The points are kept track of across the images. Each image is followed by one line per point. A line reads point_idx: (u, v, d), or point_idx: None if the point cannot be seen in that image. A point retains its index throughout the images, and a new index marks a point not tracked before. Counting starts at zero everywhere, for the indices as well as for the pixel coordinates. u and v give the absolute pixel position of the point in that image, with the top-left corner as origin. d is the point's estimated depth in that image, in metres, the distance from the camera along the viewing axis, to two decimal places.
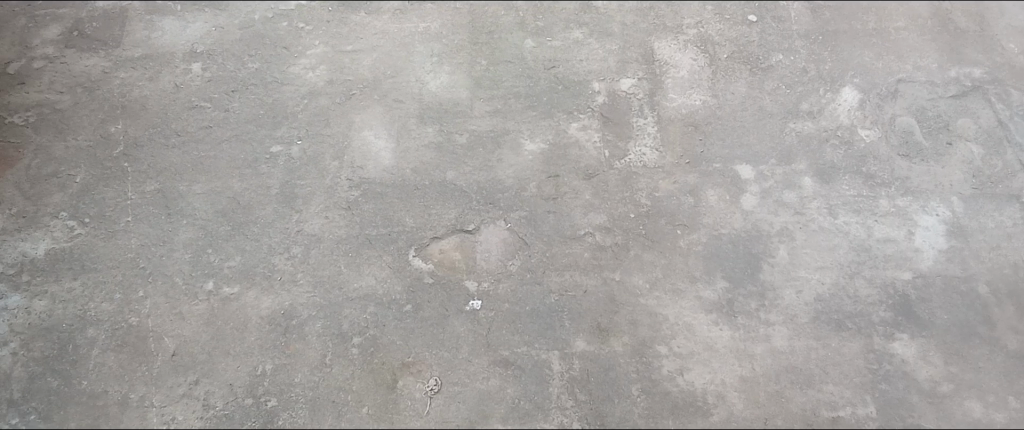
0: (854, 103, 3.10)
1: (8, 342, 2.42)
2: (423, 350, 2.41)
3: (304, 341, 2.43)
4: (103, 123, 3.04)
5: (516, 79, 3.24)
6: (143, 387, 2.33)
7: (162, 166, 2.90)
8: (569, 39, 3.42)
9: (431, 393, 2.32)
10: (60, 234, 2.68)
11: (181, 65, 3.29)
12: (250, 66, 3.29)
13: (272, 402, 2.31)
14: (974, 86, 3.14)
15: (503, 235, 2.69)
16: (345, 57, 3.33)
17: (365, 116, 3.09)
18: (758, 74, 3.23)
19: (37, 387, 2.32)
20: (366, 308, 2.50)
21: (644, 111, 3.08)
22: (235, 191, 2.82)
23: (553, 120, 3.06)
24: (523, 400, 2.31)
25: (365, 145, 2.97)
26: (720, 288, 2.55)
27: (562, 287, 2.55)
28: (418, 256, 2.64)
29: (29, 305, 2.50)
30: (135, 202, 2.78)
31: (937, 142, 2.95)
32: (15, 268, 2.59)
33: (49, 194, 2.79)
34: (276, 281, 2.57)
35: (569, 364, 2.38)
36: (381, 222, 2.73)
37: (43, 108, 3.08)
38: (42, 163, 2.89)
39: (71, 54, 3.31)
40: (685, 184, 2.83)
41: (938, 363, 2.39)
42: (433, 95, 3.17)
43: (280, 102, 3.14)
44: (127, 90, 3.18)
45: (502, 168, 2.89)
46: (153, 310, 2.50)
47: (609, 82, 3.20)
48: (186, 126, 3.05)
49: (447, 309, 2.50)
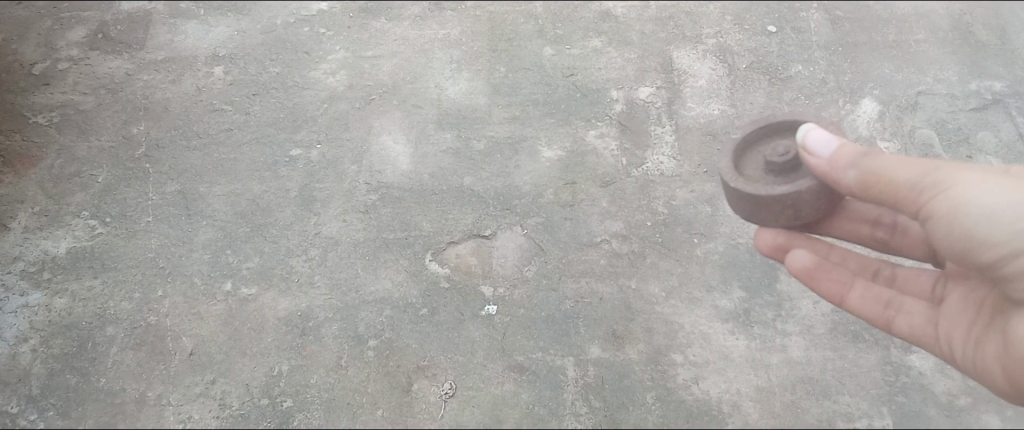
0: (873, 115, 3.09)
1: (29, 339, 2.44)
2: (439, 354, 2.41)
3: (321, 343, 2.44)
4: (125, 125, 3.08)
5: (535, 86, 3.25)
6: (160, 385, 2.34)
7: (183, 168, 2.93)
8: (588, 47, 3.43)
9: (445, 397, 2.32)
10: (81, 233, 2.71)
11: (203, 68, 3.32)
12: (271, 70, 3.32)
13: (287, 403, 2.31)
14: (994, 100, 3.13)
15: (520, 241, 2.70)
16: (365, 63, 3.36)
17: (384, 121, 3.11)
18: (777, 85, 3.23)
19: (56, 384, 2.34)
20: (382, 311, 2.51)
21: (661, 119, 3.09)
22: (254, 193, 2.85)
23: (571, 128, 3.07)
24: (537, 405, 2.30)
25: (383, 149, 2.99)
26: (736, 297, 2.54)
27: (578, 293, 2.55)
28: (434, 261, 2.64)
29: (50, 303, 2.53)
30: (156, 203, 2.82)
31: (956, 155, 2.94)
32: (37, 266, 2.62)
33: (72, 193, 2.83)
34: (293, 283, 2.58)
35: (584, 371, 2.37)
36: (399, 226, 2.74)
37: (67, 109, 3.13)
38: (65, 163, 2.93)
39: (94, 56, 3.36)
40: (702, 193, 2.83)
41: (956, 376, 2.36)
42: (452, 101, 3.19)
43: (300, 106, 3.17)
44: (149, 92, 3.22)
45: (520, 175, 2.90)
46: (171, 310, 2.52)
47: (627, 91, 3.21)
48: (207, 128, 3.08)
49: (462, 314, 2.50)
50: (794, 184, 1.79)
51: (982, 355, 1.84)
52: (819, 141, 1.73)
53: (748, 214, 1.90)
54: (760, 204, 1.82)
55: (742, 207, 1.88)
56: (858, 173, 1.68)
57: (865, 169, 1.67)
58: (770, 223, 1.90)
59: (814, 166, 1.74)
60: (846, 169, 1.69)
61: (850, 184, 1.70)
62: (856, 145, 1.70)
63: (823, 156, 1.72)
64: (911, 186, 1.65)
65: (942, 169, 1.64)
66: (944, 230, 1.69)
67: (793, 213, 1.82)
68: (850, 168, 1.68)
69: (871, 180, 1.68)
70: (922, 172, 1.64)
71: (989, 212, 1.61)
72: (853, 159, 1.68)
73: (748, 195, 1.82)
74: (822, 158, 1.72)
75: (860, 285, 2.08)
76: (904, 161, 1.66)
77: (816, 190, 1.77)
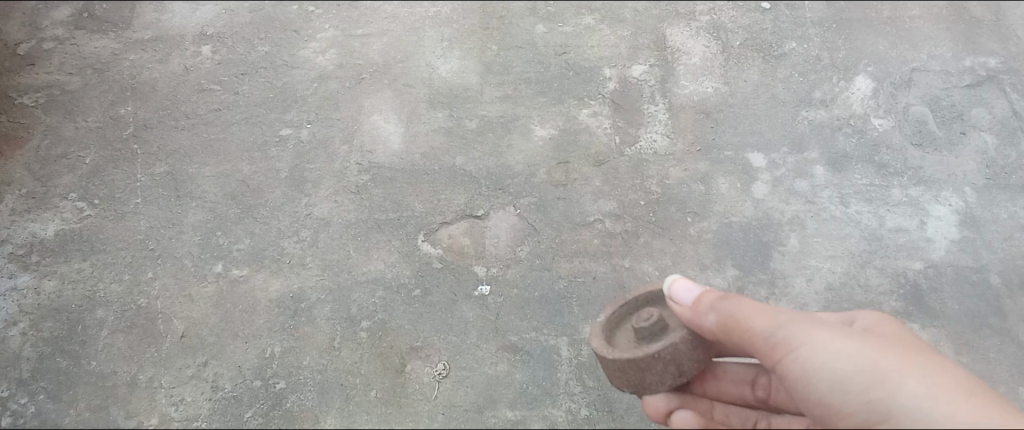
0: (867, 92, 3.08)
1: (18, 322, 2.42)
2: (432, 336, 2.40)
3: (313, 324, 2.42)
4: (113, 105, 3.04)
5: (527, 64, 3.23)
6: (152, 368, 2.32)
7: (171, 149, 2.90)
8: (581, 25, 3.40)
9: (439, 378, 2.31)
10: (69, 215, 2.68)
11: (191, 48, 3.28)
12: (260, 49, 3.28)
13: (280, 385, 2.29)
14: (989, 76, 3.11)
15: (512, 221, 2.68)
16: (355, 42, 3.32)
17: (375, 100, 3.08)
18: (770, 62, 3.21)
19: (46, 367, 2.32)
20: (375, 291, 2.50)
21: (655, 97, 3.06)
22: (244, 174, 2.82)
23: (564, 106, 3.05)
24: (531, 385, 2.29)
25: (374, 129, 2.97)
26: (730, 275, 2.53)
27: (572, 273, 2.54)
28: (427, 241, 2.63)
29: (38, 286, 2.50)
30: (144, 184, 2.79)
31: (950, 131, 2.93)
32: (25, 249, 2.59)
33: (59, 175, 2.79)
34: (285, 264, 2.57)
35: (578, 351, 2.36)
36: (390, 207, 2.72)
37: (53, 89, 3.08)
38: (52, 144, 2.89)
39: (80, 36, 3.31)
40: (695, 172, 2.82)
41: (949, 353, 2.35)
42: (444, 80, 3.16)
43: (290, 86, 3.13)
44: (136, 72, 3.17)
45: (512, 154, 2.88)
46: (162, 292, 2.50)
47: (620, 69, 3.18)
48: (195, 108, 3.04)
49: (456, 294, 2.49)
50: (669, 337, 1.79)
51: None
52: (683, 289, 1.79)
53: (631, 382, 1.85)
54: (638, 363, 1.78)
55: (626, 377, 1.85)
56: (716, 319, 1.69)
57: (721, 315, 1.68)
58: (656, 387, 1.85)
59: (680, 313, 1.78)
60: (706, 314, 1.70)
61: (711, 329, 1.71)
62: (715, 291, 1.74)
63: (688, 305, 1.76)
64: (765, 334, 1.65)
65: (790, 323, 1.64)
66: (797, 389, 1.65)
67: (676, 370, 1.79)
68: (709, 312, 1.70)
69: (726, 326, 1.68)
70: (770, 324, 1.65)
71: (829, 363, 1.57)
72: (711, 303, 1.70)
73: (628, 359, 1.79)
74: (686, 304, 1.76)
75: None
76: (755, 306, 1.68)
77: (691, 339, 1.77)
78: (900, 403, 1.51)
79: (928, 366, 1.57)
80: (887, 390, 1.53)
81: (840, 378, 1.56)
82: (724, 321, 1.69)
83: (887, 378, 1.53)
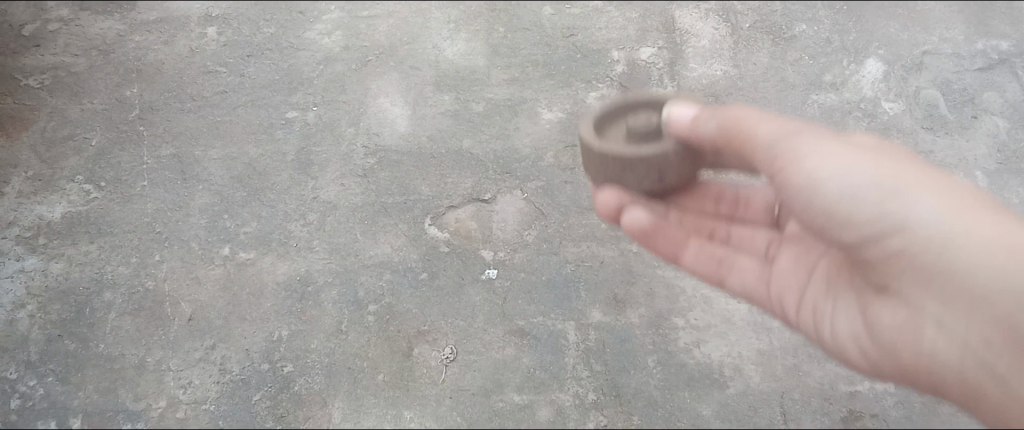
0: (878, 75, 3.05)
1: (25, 305, 2.42)
2: (439, 319, 2.39)
3: (321, 307, 2.42)
4: (118, 87, 3.03)
5: (535, 47, 3.21)
6: (160, 351, 2.33)
7: (177, 131, 2.89)
8: (589, 6, 3.37)
9: (446, 362, 2.31)
10: (76, 197, 2.67)
11: (196, 29, 3.26)
12: (266, 31, 3.26)
13: (288, 368, 2.29)
14: (1000, 59, 3.08)
15: (520, 205, 2.67)
16: (361, 23, 3.30)
17: (381, 82, 3.06)
18: (781, 45, 3.18)
19: (54, 350, 2.32)
20: (382, 275, 2.49)
21: (663, 80, 3.04)
22: (251, 157, 2.81)
23: (571, 89, 3.03)
24: (538, 369, 2.29)
25: (381, 112, 2.95)
26: None
27: (579, 257, 2.53)
28: (434, 225, 2.62)
29: (46, 268, 2.50)
30: (151, 167, 2.78)
31: (961, 115, 2.90)
32: (32, 232, 2.59)
33: (65, 157, 2.78)
34: (292, 248, 2.56)
35: (585, 335, 2.35)
36: (397, 191, 2.71)
37: (58, 71, 3.07)
38: (58, 126, 2.88)
39: (85, 17, 3.29)
40: None
41: None
42: (451, 62, 3.14)
43: (295, 68, 3.11)
44: (142, 54, 3.16)
45: (519, 137, 2.86)
46: (169, 275, 2.50)
47: (628, 51, 3.16)
48: (201, 91, 3.03)
49: (463, 278, 2.49)
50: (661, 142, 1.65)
51: (823, 315, 1.83)
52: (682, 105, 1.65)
53: (607, 176, 1.70)
54: (622, 162, 1.63)
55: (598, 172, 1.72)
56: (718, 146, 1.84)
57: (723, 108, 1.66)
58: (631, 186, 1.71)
59: (675, 123, 1.63)
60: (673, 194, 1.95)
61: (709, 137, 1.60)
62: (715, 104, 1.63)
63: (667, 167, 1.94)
64: (766, 145, 1.58)
65: (799, 131, 1.57)
66: (808, 197, 1.59)
67: (657, 176, 1.67)
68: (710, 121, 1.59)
69: (730, 133, 1.59)
70: (777, 129, 1.58)
71: (838, 177, 1.53)
72: (711, 111, 1.60)
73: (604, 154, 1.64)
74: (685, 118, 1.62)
75: (695, 244, 1.97)
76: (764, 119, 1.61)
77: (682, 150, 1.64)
78: (912, 209, 1.50)
79: (938, 179, 1.53)
80: (901, 202, 1.50)
81: (852, 186, 1.52)
82: (723, 129, 1.59)
83: (915, 212, 1.50)
